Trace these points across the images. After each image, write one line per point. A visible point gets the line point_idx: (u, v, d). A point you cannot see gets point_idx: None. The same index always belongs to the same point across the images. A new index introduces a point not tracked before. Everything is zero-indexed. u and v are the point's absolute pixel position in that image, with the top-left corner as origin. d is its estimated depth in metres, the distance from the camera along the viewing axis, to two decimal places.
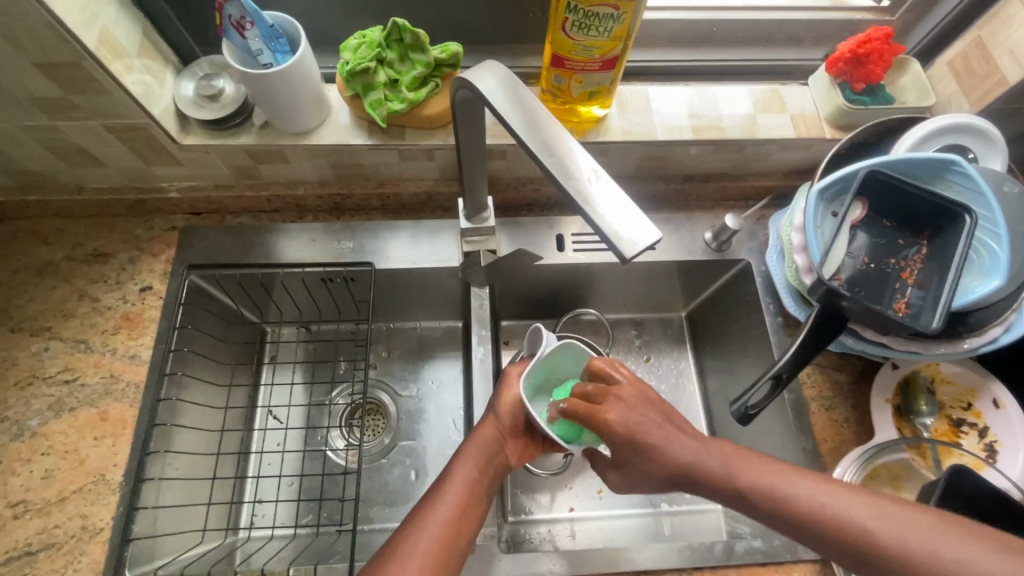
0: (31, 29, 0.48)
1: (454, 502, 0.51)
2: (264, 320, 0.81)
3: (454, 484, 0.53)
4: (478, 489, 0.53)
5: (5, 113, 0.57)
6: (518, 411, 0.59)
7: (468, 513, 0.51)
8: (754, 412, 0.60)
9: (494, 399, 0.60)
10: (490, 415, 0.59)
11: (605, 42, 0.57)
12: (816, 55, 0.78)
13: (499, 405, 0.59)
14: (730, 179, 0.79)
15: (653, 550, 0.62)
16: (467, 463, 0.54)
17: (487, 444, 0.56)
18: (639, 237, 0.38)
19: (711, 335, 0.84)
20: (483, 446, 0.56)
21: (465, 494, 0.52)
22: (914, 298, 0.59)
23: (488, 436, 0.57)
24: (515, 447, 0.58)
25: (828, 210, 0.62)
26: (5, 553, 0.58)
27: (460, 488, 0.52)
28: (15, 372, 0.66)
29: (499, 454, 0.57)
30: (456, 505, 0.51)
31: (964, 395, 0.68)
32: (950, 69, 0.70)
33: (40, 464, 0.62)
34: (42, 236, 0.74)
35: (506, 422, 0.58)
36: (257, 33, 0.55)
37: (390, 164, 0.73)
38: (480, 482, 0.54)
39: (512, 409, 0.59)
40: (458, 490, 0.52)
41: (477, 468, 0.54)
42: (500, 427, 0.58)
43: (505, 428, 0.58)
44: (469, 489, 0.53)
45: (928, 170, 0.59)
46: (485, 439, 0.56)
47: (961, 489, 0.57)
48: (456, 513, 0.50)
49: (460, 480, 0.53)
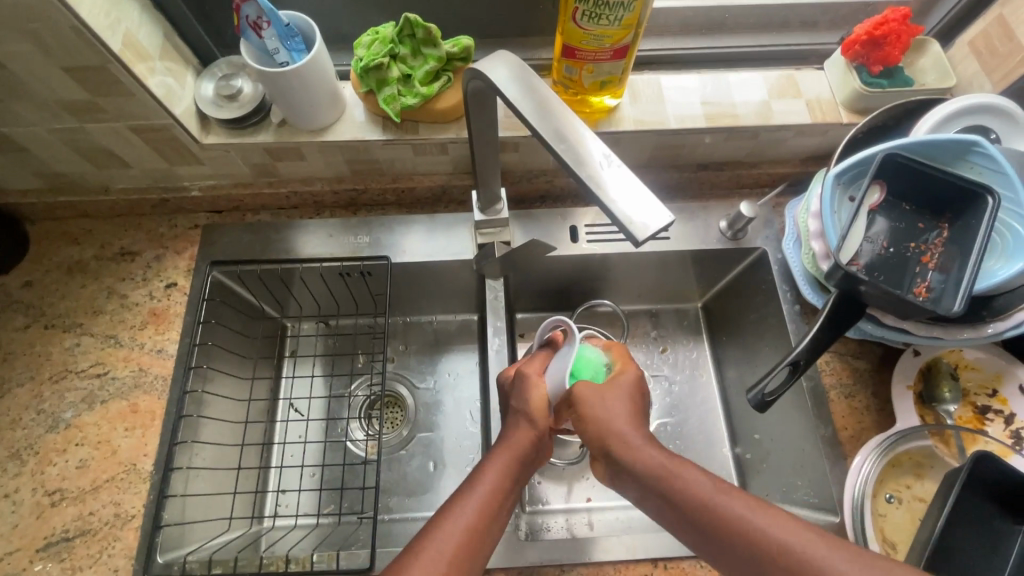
0: (60, 34, 0.49)
1: (482, 504, 0.50)
2: (284, 315, 0.83)
3: (483, 486, 0.51)
4: (505, 496, 0.52)
5: (34, 117, 0.60)
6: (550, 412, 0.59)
7: (495, 517, 0.50)
8: (772, 399, 0.60)
9: (524, 398, 0.59)
10: (523, 414, 0.58)
11: (616, 31, 0.57)
12: (832, 38, 0.77)
13: (534, 404, 0.58)
14: (744, 167, 0.78)
15: (672, 538, 0.62)
16: (501, 467, 0.53)
17: (520, 447, 0.55)
18: (651, 221, 0.38)
19: (728, 324, 0.83)
20: (516, 450, 0.55)
21: (494, 499, 0.51)
22: (935, 282, 0.58)
23: (524, 440, 0.56)
24: (547, 449, 0.59)
25: (844, 194, 0.61)
26: (43, 539, 0.61)
27: (489, 492, 0.51)
28: (49, 367, 0.69)
29: (534, 460, 0.56)
30: (484, 505, 0.50)
31: (989, 381, 0.67)
32: (971, 48, 0.68)
33: (75, 454, 0.65)
34: (71, 236, 0.76)
35: (541, 423, 0.57)
36: (273, 32, 0.56)
37: (405, 159, 0.74)
38: (508, 488, 0.52)
39: (543, 409, 0.58)
40: (485, 494, 0.51)
41: (509, 471, 0.53)
42: (535, 428, 0.57)
43: (545, 430, 0.58)
44: (496, 494, 0.51)
45: (948, 152, 0.58)
46: (518, 443, 0.56)
47: (986, 476, 0.56)
48: (481, 518, 0.49)
49: (490, 482, 0.52)
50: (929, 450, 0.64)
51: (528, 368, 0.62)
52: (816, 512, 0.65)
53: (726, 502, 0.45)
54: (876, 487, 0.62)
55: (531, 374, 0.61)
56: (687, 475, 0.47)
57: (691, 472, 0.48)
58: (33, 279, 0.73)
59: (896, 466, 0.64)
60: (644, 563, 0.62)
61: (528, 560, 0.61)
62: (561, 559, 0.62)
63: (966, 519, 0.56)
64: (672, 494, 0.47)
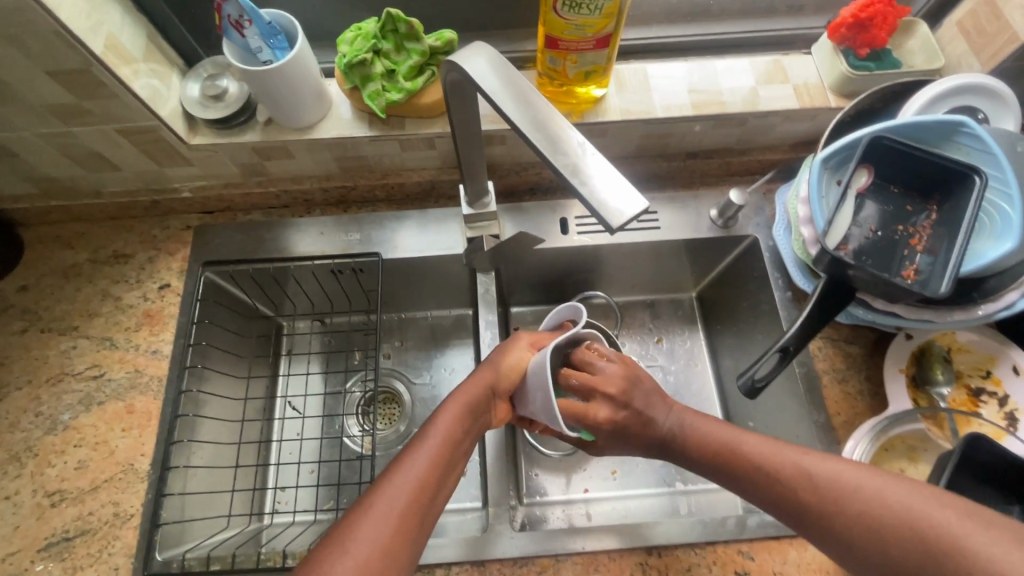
0: (41, 38, 0.50)
1: (432, 455, 0.49)
2: (280, 314, 0.84)
3: (436, 437, 0.51)
4: (458, 446, 0.52)
5: (22, 122, 0.60)
6: (518, 378, 0.59)
7: (448, 467, 0.50)
8: (762, 385, 0.60)
9: (499, 359, 0.60)
10: (487, 371, 0.59)
11: (597, 20, 0.57)
12: (819, 22, 0.76)
13: (499, 365, 0.60)
14: (734, 154, 0.78)
15: (667, 525, 0.63)
16: (450, 420, 0.53)
17: (475, 402, 0.56)
18: (625, 207, 0.38)
19: (723, 313, 0.83)
20: (469, 403, 0.55)
21: (444, 449, 0.50)
22: (923, 264, 0.57)
23: (476, 393, 0.56)
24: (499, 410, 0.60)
25: (832, 178, 0.61)
26: (44, 539, 0.62)
27: (439, 445, 0.50)
28: (46, 370, 0.70)
29: (481, 415, 0.56)
30: (436, 456, 0.49)
31: (982, 362, 0.67)
32: (960, 28, 0.68)
33: (73, 455, 0.66)
34: (65, 239, 0.77)
35: (500, 382, 0.59)
36: (256, 31, 0.57)
37: (393, 155, 0.74)
38: (460, 440, 0.52)
39: (512, 378, 0.59)
40: (438, 444, 0.50)
41: (461, 423, 0.53)
42: (492, 385, 0.58)
43: (497, 388, 0.58)
44: (448, 444, 0.51)
45: (935, 133, 0.58)
46: (473, 397, 0.56)
47: (977, 457, 0.55)
48: (435, 466, 0.49)
49: (441, 432, 0.52)
50: (922, 433, 0.63)
51: (523, 337, 0.63)
52: None
53: (751, 447, 0.52)
54: None
55: (521, 343, 0.62)
56: (713, 430, 0.55)
57: (713, 425, 0.56)
58: (29, 283, 0.74)
59: (889, 450, 0.64)
60: (638, 552, 0.62)
61: (523, 549, 0.62)
62: (557, 548, 0.62)
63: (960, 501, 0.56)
64: (706, 449, 0.55)
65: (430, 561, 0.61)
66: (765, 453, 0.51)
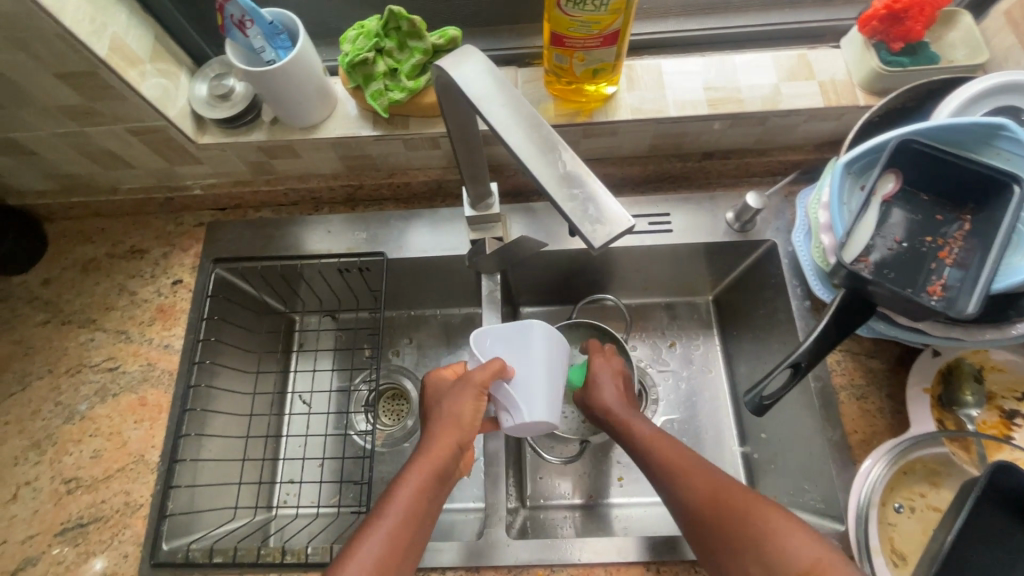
0: (46, 42, 0.51)
1: (392, 534, 0.47)
2: (290, 310, 0.85)
3: (394, 511, 0.48)
4: (422, 515, 0.49)
5: (37, 123, 0.62)
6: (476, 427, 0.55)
7: (409, 542, 0.47)
8: (770, 403, 0.57)
9: (454, 410, 0.54)
10: (449, 428, 0.53)
11: (604, 16, 0.54)
12: (849, 12, 0.71)
13: (459, 417, 0.54)
14: (754, 154, 0.74)
15: (667, 541, 0.61)
16: (412, 489, 0.49)
17: (440, 466, 0.51)
18: (605, 224, 0.37)
19: (739, 319, 0.80)
20: (434, 469, 0.51)
21: (406, 524, 0.48)
22: (952, 279, 0.53)
23: (444, 457, 0.52)
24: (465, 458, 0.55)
25: (854, 185, 0.58)
26: (60, 524, 0.64)
27: (400, 519, 0.47)
28: (66, 361, 0.72)
29: (447, 476, 0.52)
30: (395, 533, 0.47)
31: (1018, 384, 0.62)
32: (1008, 19, 0.62)
33: (89, 444, 0.68)
34: (86, 234, 0.80)
35: (466, 435, 0.54)
36: (258, 31, 0.56)
37: (398, 154, 0.73)
38: (424, 511, 0.49)
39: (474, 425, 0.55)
40: (398, 520, 0.47)
41: (425, 491, 0.50)
42: (459, 441, 0.53)
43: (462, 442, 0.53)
44: (410, 518, 0.48)
45: (973, 138, 0.53)
46: (439, 462, 0.51)
47: (1004, 488, 0.52)
48: (395, 542, 0.46)
49: (402, 506, 0.48)
50: (946, 457, 0.59)
51: (471, 376, 0.55)
52: (822, 518, 0.63)
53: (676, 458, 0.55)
54: (885, 495, 0.59)
55: (468, 389, 0.55)
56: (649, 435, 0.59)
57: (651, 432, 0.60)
58: (52, 277, 0.77)
59: (909, 473, 0.60)
60: (637, 566, 0.61)
61: (520, 559, 0.61)
62: (553, 559, 0.61)
63: (984, 535, 0.52)
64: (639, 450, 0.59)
65: (426, 565, 0.61)
66: (687, 467, 0.53)
